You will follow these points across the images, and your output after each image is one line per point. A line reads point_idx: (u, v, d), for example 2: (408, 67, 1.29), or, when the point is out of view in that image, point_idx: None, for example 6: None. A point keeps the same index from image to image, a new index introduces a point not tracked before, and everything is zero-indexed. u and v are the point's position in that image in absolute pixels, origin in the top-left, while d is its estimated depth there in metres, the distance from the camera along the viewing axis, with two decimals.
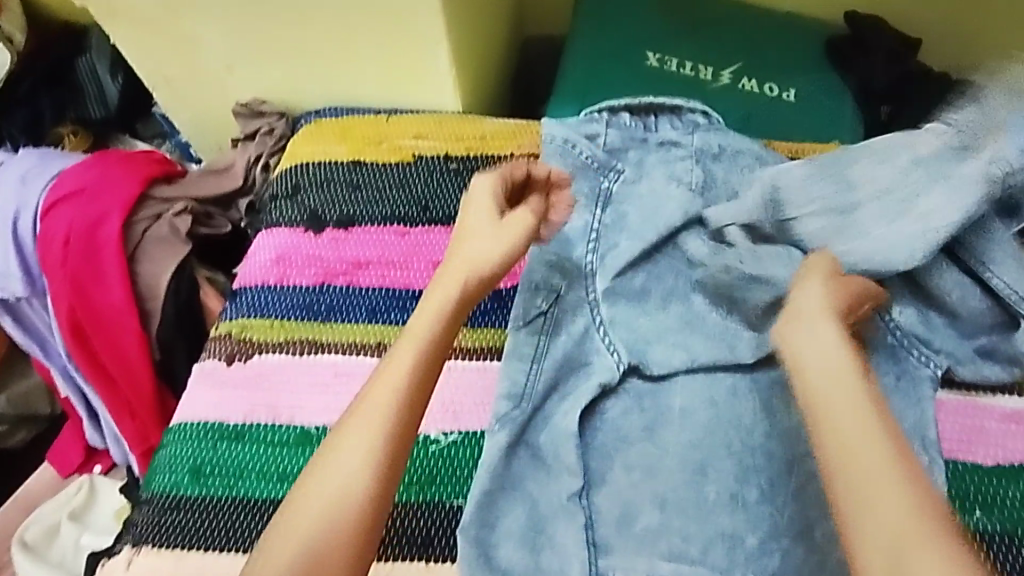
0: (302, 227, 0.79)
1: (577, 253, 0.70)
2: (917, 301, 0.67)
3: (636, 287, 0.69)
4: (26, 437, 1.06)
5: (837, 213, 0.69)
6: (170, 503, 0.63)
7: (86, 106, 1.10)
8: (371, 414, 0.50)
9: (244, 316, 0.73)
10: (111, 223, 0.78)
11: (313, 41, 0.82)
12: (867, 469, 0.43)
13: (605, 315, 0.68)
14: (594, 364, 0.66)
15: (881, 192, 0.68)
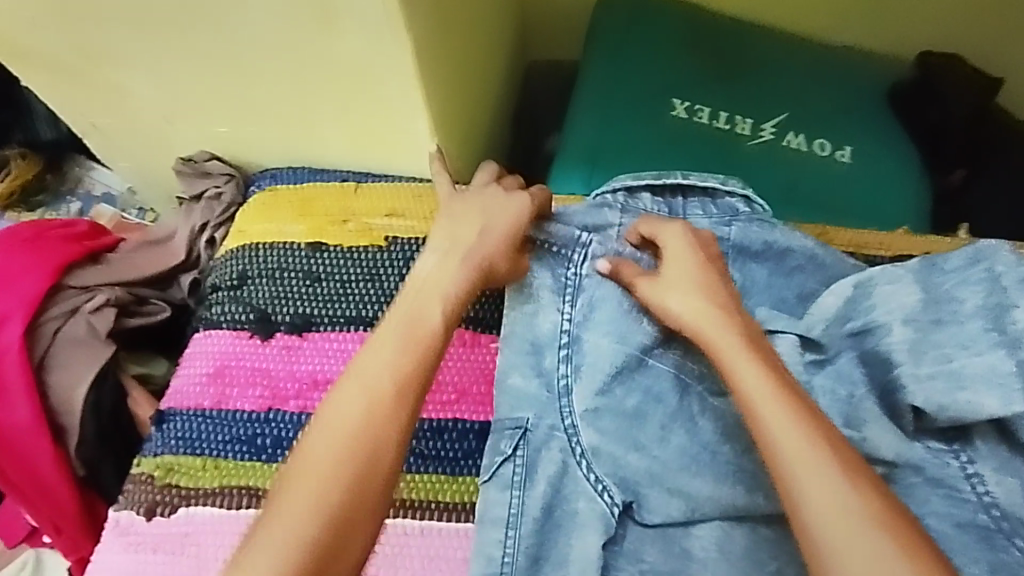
0: (248, 331, 0.64)
1: (547, 365, 0.58)
2: (1019, 469, 0.52)
3: (627, 408, 0.56)
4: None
5: (912, 323, 0.54)
6: None
7: (36, 128, 0.92)
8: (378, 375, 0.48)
9: (173, 452, 0.60)
10: (12, 327, 0.64)
11: (261, 95, 0.67)
12: (799, 448, 0.44)
13: (585, 444, 0.56)
14: (579, 517, 0.54)
15: (968, 306, 0.53)
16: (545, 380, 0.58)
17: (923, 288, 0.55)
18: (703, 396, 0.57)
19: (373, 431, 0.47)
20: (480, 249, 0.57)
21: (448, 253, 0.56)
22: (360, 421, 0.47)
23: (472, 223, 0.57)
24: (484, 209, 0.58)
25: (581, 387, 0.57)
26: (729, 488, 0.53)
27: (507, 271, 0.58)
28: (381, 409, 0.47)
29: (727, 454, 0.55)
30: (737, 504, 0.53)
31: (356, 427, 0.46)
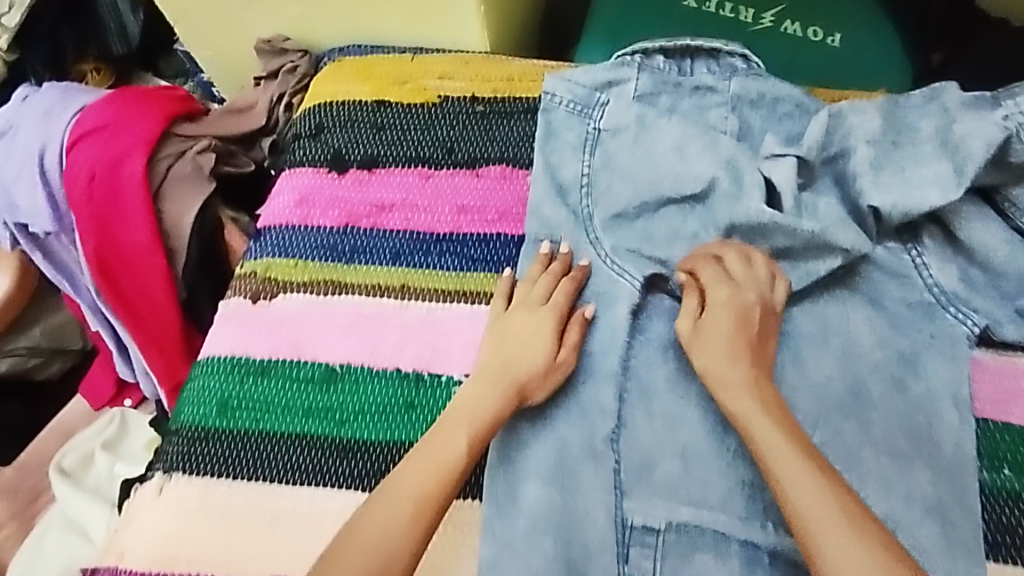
0: (325, 167, 0.77)
1: (571, 203, 0.69)
2: (958, 259, 0.64)
3: (638, 229, 0.68)
4: (61, 370, 1.32)
5: (882, 146, 0.65)
6: (197, 434, 0.66)
7: (108, 42, 1.07)
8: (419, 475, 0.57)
9: (269, 255, 0.73)
10: (134, 162, 0.77)
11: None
12: (810, 504, 0.52)
13: (607, 247, 0.67)
14: (602, 296, 0.66)
15: (917, 133, 0.64)
16: (570, 209, 0.69)
17: (885, 117, 0.66)
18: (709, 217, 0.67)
19: (440, 489, 0.56)
20: (510, 354, 0.63)
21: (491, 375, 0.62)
22: (401, 513, 0.56)
23: (506, 346, 0.63)
24: (513, 333, 0.64)
25: (600, 211, 0.68)
26: None
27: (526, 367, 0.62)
28: (447, 476, 0.57)
29: None
30: None
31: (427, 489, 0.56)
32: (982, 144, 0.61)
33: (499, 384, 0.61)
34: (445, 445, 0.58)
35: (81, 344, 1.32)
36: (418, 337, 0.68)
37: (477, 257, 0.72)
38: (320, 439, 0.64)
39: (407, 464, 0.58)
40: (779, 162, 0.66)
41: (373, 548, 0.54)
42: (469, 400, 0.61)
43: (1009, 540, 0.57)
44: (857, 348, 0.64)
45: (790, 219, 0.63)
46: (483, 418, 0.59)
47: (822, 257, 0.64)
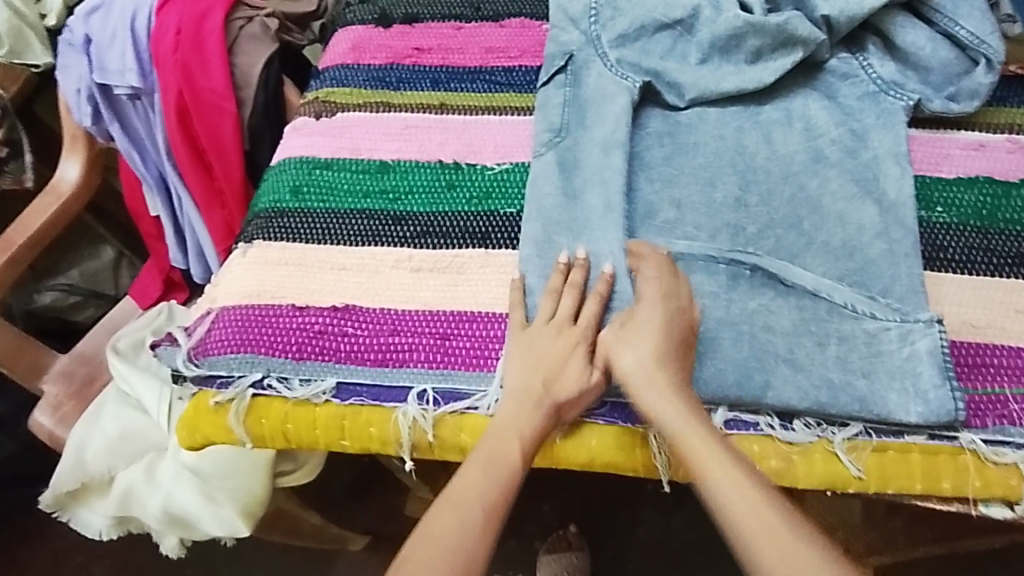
0: (373, 24, 0.93)
1: (582, 27, 0.85)
2: (895, 60, 0.79)
3: (637, 48, 0.83)
4: (93, 314, 1.51)
5: None
6: (274, 213, 0.78)
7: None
8: (481, 471, 0.62)
9: (327, 86, 0.88)
10: (215, 15, 0.93)
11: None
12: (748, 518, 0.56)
13: (613, 58, 0.82)
14: (617, 92, 0.80)
15: None
16: (582, 33, 0.84)
17: None
18: (695, 37, 0.82)
19: (501, 496, 0.62)
20: (533, 382, 0.64)
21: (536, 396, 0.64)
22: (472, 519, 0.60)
23: (536, 361, 0.65)
24: (545, 359, 0.65)
25: (608, 32, 0.83)
26: (701, 80, 0.80)
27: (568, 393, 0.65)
28: (505, 478, 0.62)
29: (709, 66, 0.81)
30: (702, 92, 0.80)
31: (447, 537, 0.59)
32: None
33: (536, 402, 0.64)
34: (498, 459, 0.62)
35: (113, 291, 1.51)
36: (456, 137, 0.82)
37: (502, 81, 0.86)
38: (376, 213, 0.77)
39: (464, 470, 0.63)
40: None
41: (438, 549, 0.58)
42: (494, 442, 0.63)
43: (941, 254, 0.70)
44: (817, 127, 0.78)
45: (760, 18, 0.78)
46: (510, 465, 0.62)
47: (788, 52, 0.79)
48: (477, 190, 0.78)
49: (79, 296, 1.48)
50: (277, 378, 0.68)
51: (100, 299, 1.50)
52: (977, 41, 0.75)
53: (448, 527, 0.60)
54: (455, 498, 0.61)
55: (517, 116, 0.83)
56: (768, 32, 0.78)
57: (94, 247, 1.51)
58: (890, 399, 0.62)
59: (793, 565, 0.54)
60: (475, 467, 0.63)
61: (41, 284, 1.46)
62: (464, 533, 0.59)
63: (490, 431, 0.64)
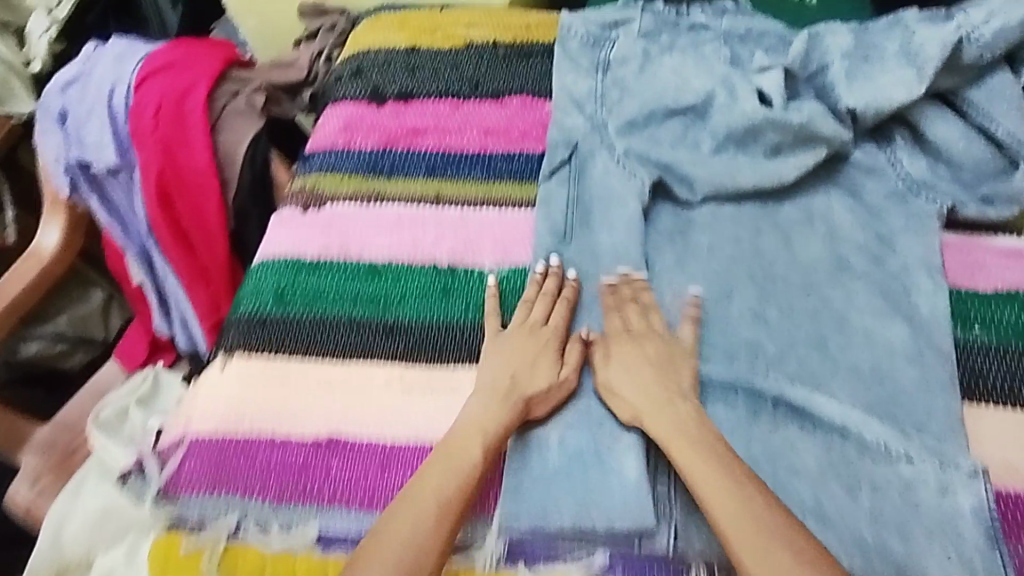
0: (366, 101, 0.87)
1: (588, 111, 0.80)
2: (925, 155, 0.74)
3: (647, 136, 0.77)
4: (83, 359, 1.42)
5: (859, 58, 0.74)
6: (256, 319, 0.73)
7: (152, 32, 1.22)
8: (446, 469, 0.60)
9: (316, 173, 0.82)
10: (199, 93, 0.88)
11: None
12: (731, 518, 0.55)
13: (620, 149, 0.77)
14: (623, 192, 0.75)
15: (882, 52, 0.74)
16: (587, 118, 0.79)
17: (856, 38, 0.76)
18: (710, 127, 0.76)
19: (459, 494, 0.59)
20: (500, 376, 0.65)
21: (502, 392, 0.64)
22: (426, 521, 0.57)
23: (513, 362, 0.66)
24: (521, 353, 0.66)
25: (614, 119, 0.78)
26: (716, 175, 0.74)
27: (542, 395, 0.64)
28: (463, 477, 0.59)
29: (724, 158, 0.75)
30: (718, 187, 0.74)
31: (403, 539, 0.56)
32: (929, 35, 0.71)
33: (505, 400, 0.63)
34: (457, 458, 0.60)
35: (102, 335, 1.43)
36: (452, 233, 0.77)
37: (502, 168, 0.80)
38: (365, 324, 0.72)
39: (426, 469, 0.60)
40: (767, 74, 0.76)
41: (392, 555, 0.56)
42: (456, 437, 0.62)
43: (981, 381, 0.64)
44: (840, 230, 0.72)
45: (780, 113, 0.72)
46: (470, 465, 0.60)
47: (810, 148, 0.73)
48: (472, 296, 0.73)
49: (67, 343, 1.38)
50: (255, 523, 0.63)
51: (91, 345, 1.42)
52: (1015, 141, 0.70)
53: (404, 528, 0.57)
54: (418, 493, 0.59)
55: (518, 209, 0.77)
56: (790, 126, 0.72)
57: (81, 291, 1.40)
58: (928, 561, 0.56)
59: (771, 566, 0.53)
60: (435, 463, 0.60)
61: (22, 336, 1.33)
62: (417, 532, 0.57)
63: (456, 429, 0.62)
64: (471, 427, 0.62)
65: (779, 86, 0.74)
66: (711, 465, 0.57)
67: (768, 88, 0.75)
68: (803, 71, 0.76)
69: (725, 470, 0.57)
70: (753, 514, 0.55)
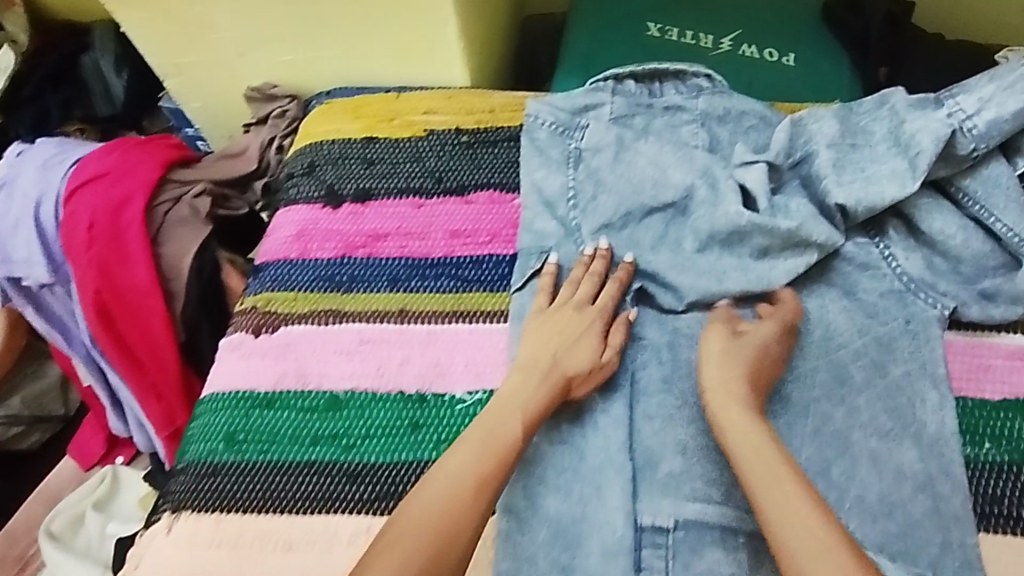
0: (320, 202, 0.80)
1: (560, 213, 0.75)
2: (921, 248, 0.69)
3: (625, 237, 0.73)
4: (40, 439, 1.14)
5: (845, 146, 0.70)
6: (206, 469, 0.66)
7: (93, 104, 1.13)
8: (484, 444, 0.59)
9: (269, 289, 0.75)
10: (135, 205, 0.81)
11: (320, 9, 0.82)
12: (779, 497, 0.54)
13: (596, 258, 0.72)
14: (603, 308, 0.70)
15: (870, 141, 0.70)
16: (560, 221, 0.74)
17: (841, 123, 0.71)
18: (691, 225, 0.71)
19: (495, 466, 0.58)
20: (545, 353, 0.65)
21: (546, 368, 0.64)
22: (459, 495, 0.56)
23: (556, 340, 0.66)
24: (563, 333, 0.66)
25: (587, 223, 0.73)
26: (702, 278, 0.69)
27: (585, 372, 0.64)
28: (500, 453, 0.58)
29: (709, 259, 0.70)
30: (705, 292, 0.69)
31: (436, 517, 0.54)
32: (920, 126, 0.67)
33: (547, 377, 0.63)
34: (496, 433, 0.59)
35: (61, 411, 1.14)
36: (420, 356, 0.70)
37: (471, 277, 0.74)
38: (327, 467, 0.65)
39: (461, 444, 0.59)
40: (750, 168, 0.71)
41: (419, 525, 0.54)
42: (496, 418, 0.61)
43: (996, 507, 0.60)
44: (836, 337, 0.67)
45: (766, 217, 0.68)
46: (511, 440, 0.59)
47: (800, 253, 0.69)
48: (445, 430, 0.66)
49: (20, 424, 1.11)
50: None
51: (50, 423, 1.13)
52: (1017, 238, 0.65)
53: (437, 494, 0.56)
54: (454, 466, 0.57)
55: (491, 324, 0.72)
56: (777, 230, 0.68)
57: (39, 361, 1.12)
58: None
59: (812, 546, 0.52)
60: (474, 443, 0.59)
61: None
62: (452, 499, 0.55)
63: (497, 405, 0.62)
64: (514, 404, 0.62)
65: (763, 182, 0.70)
66: (761, 445, 0.58)
67: (752, 184, 0.70)
68: (788, 163, 0.72)
69: (776, 452, 0.57)
70: (785, 488, 0.55)
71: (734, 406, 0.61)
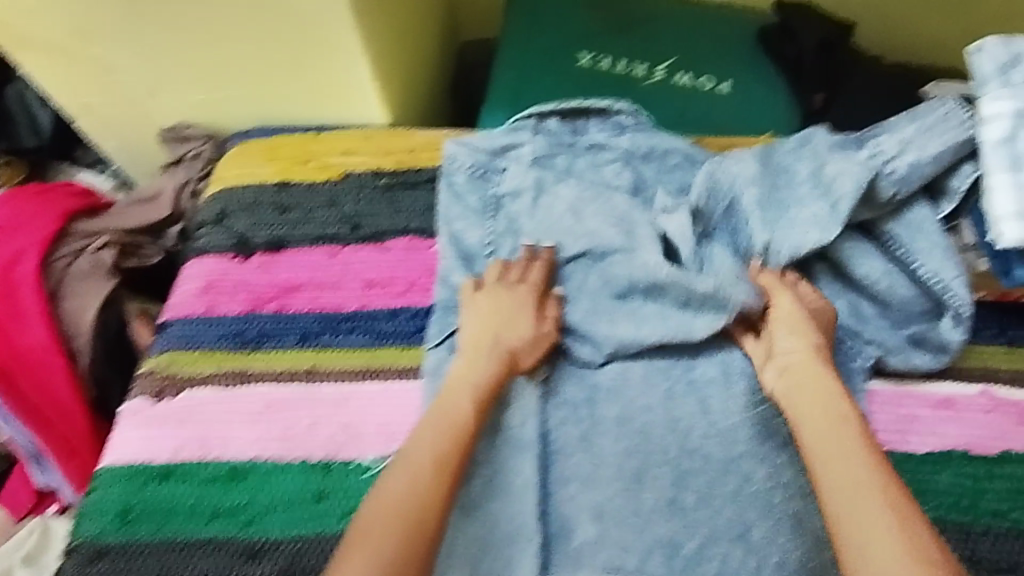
0: (230, 253, 0.76)
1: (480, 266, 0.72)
2: (846, 292, 0.67)
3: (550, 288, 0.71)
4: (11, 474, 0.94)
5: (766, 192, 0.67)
6: (95, 550, 0.62)
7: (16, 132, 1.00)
8: (438, 427, 0.58)
9: (171, 348, 0.71)
10: (28, 261, 0.77)
11: (223, 46, 0.78)
12: (848, 471, 0.52)
13: None
14: None
15: (791, 186, 0.67)
16: (478, 275, 0.71)
17: (763, 165, 0.68)
18: (612, 274, 0.69)
19: (450, 446, 0.57)
20: (486, 335, 0.65)
21: (486, 345, 0.64)
22: (422, 482, 0.55)
23: (493, 319, 0.66)
24: (500, 312, 0.66)
25: None
26: (621, 328, 0.67)
27: (526, 346, 0.65)
28: (453, 433, 0.58)
29: (629, 308, 0.68)
30: (623, 344, 0.67)
31: (400, 500, 0.53)
32: (841, 172, 0.65)
33: (489, 352, 0.64)
34: (447, 414, 0.59)
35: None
36: (328, 418, 0.67)
37: (385, 330, 0.71)
38: (226, 543, 0.62)
39: (418, 432, 0.58)
40: (673, 216, 0.70)
41: (390, 516, 0.53)
42: (446, 400, 0.61)
43: None
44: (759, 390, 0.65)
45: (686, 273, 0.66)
46: (461, 423, 0.59)
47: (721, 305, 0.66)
48: (351, 500, 0.63)
49: None
50: None
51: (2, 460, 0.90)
52: (939, 282, 0.63)
53: (402, 485, 0.54)
54: (411, 454, 0.56)
55: (404, 381, 0.68)
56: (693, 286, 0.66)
57: None
58: None
59: (870, 519, 0.48)
60: (426, 425, 0.59)
61: None
62: (412, 488, 0.54)
63: (447, 390, 0.62)
64: (459, 382, 0.62)
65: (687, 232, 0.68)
66: (834, 421, 0.55)
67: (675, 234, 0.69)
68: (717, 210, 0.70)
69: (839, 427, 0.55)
70: (845, 448, 0.53)
71: (806, 385, 0.59)
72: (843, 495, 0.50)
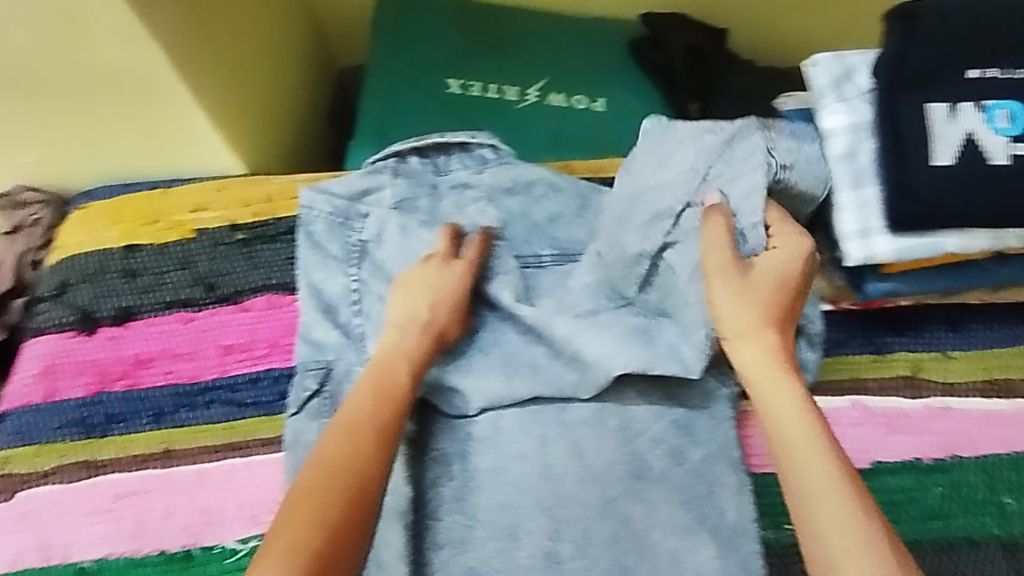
0: (72, 329, 0.70)
1: (343, 318, 0.68)
2: None
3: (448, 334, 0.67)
4: None
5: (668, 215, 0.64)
6: None
7: None
8: (379, 399, 0.56)
9: (9, 444, 0.66)
10: None
11: (41, 104, 0.71)
12: (793, 435, 0.52)
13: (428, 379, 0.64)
14: None
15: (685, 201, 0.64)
16: (342, 329, 0.67)
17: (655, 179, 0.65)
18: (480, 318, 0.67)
19: (391, 414, 0.56)
20: (419, 308, 0.62)
21: (405, 320, 0.62)
22: (363, 447, 0.53)
23: (417, 294, 0.63)
24: (437, 286, 0.64)
25: (371, 335, 0.66)
26: (490, 377, 0.65)
27: (449, 323, 0.64)
28: (395, 404, 0.56)
29: (499, 352, 0.66)
30: (496, 395, 0.64)
31: (337, 456, 0.52)
32: (758, 177, 0.62)
33: (418, 324, 0.62)
34: (388, 385, 0.57)
35: None
36: (186, 503, 0.62)
37: (244, 399, 0.67)
38: None
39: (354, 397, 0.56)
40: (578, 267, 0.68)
41: (330, 483, 0.50)
42: (381, 370, 0.59)
43: None
44: (633, 425, 0.63)
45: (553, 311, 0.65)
46: (398, 393, 0.57)
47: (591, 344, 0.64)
48: None
49: None
50: None
51: None
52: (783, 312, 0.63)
53: (343, 453, 0.52)
54: (356, 423, 0.54)
55: (268, 453, 0.64)
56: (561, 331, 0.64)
57: None
58: None
59: (814, 486, 0.49)
60: (362, 392, 0.57)
61: None
62: (354, 455, 0.52)
63: (378, 365, 0.59)
64: (393, 351, 0.60)
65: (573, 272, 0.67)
66: (782, 381, 0.55)
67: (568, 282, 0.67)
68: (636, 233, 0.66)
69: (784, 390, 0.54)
70: (793, 405, 0.53)
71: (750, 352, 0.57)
72: (808, 454, 0.50)
